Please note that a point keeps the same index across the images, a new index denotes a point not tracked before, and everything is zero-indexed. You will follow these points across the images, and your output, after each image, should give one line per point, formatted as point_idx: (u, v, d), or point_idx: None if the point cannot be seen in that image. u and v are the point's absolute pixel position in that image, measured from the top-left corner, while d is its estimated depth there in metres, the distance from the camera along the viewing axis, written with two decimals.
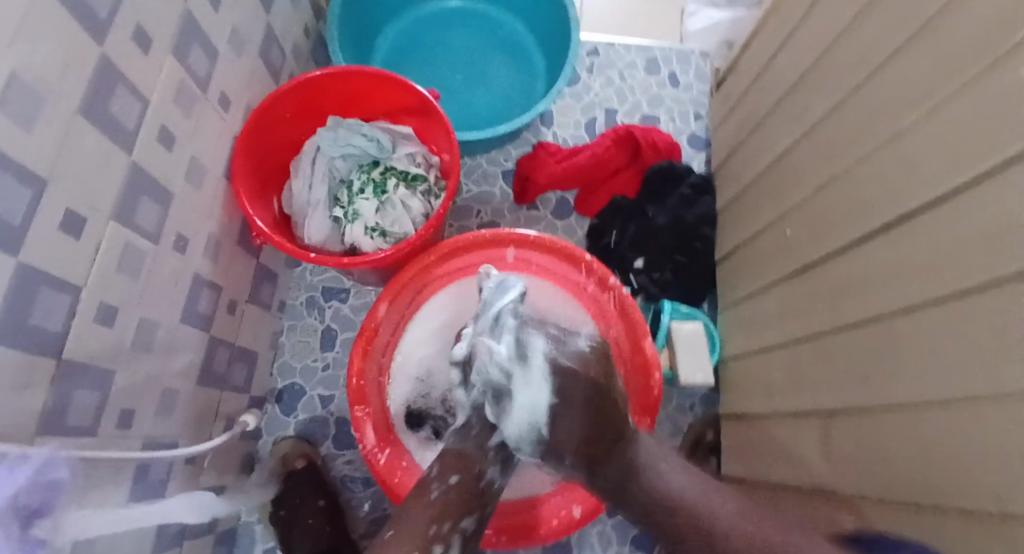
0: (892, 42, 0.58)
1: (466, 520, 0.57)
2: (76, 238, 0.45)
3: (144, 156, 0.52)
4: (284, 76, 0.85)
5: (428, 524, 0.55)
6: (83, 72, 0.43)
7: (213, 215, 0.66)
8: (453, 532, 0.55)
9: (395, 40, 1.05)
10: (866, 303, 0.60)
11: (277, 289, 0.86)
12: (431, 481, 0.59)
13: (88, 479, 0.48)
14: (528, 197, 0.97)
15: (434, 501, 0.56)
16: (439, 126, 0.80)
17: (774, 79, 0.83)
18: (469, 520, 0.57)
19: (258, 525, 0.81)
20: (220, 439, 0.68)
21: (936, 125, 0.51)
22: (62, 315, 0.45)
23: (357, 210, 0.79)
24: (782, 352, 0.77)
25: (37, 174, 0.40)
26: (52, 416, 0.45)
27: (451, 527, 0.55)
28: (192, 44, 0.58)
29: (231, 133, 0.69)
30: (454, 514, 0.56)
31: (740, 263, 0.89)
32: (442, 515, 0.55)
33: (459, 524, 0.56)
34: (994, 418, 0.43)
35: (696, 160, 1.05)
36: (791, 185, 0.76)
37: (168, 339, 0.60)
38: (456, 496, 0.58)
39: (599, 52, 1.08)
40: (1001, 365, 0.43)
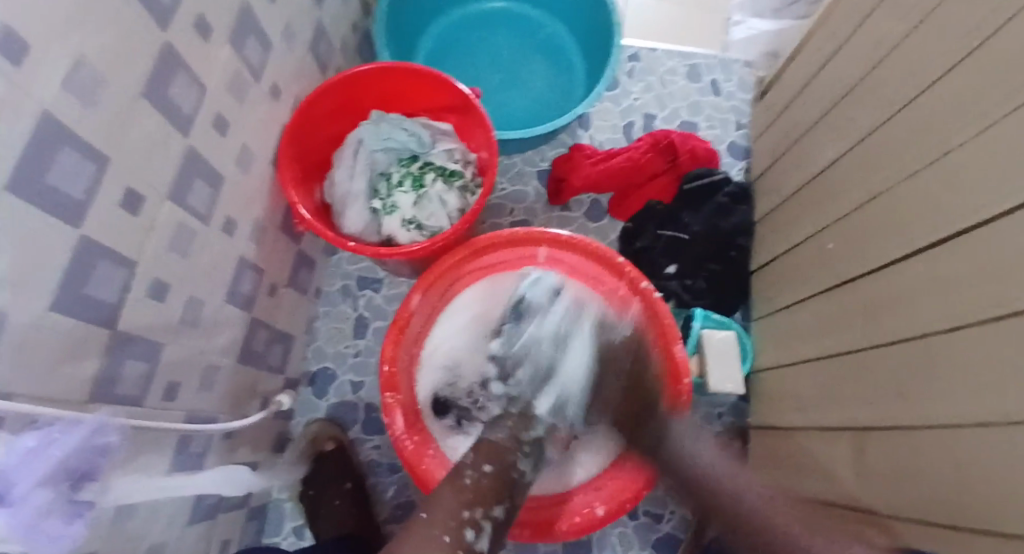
0: (945, 55, 0.57)
1: (498, 507, 0.56)
2: (133, 214, 0.47)
3: (199, 139, 0.55)
4: (331, 69, 0.87)
5: (459, 508, 0.54)
6: (147, 58, 0.46)
7: (259, 200, 0.69)
8: (484, 518, 0.55)
9: (438, 36, 1.06)
10: (906, 320, 0.59)
11: (315, 276, 0.88)
12: (465, 467, 0.59)
13: (133, 445, 0.50)
14: (563, 197, 0.97)
15: (467, 486, 0.56)
16: (479, 124, 0.81)
17: (818, 89, 0.82)
18: (501, 507, 0.57)
19: (286, 504, 0.83)
20: (255, 417, 0.70)
21: (988, 140, 0.50)
22: (117, 288, 0.47)
23: (395, 202, 0.80)
24: (815, 366, 0.76)
25: (100, 151, 0.42)
26: (102, 383, 0.47)
27: (478, 513, 0.54)
28: (248, 35, 0.60)
29: (279, 121, 0.71)
30: (487, 500, 0.56)
31: (775, 275, 0.88)
32: (477, 501, 0.55)
33: (490, 511, 0.55)
34: None
35: (735, 169, 1.04)
36: (832, 198, 0.75)
37: (212, 317, 0.62)
38: (487, 484, 0.57)
39: (640, 57, 1.08)
40: None
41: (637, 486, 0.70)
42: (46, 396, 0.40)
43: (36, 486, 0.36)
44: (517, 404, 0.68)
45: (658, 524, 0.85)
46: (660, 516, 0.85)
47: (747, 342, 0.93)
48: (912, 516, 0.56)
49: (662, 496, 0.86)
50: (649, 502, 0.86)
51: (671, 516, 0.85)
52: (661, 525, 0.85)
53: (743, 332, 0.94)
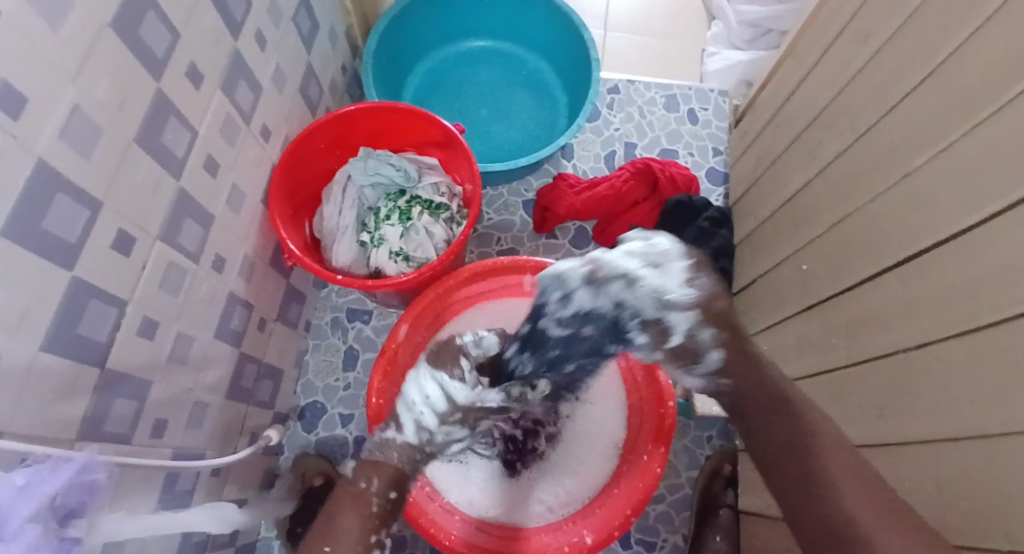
0: (904, 83, 0.60)
1: (394, 524, 0.62)
2: (125, 255, 0.49)
3: (190, 182, 0.57)
4: (320, 110, 0.90)
5: (365, 533, 0.58)
6: (138, 108, 0.48)
7: (249, 237, 0.70)
8: (384, 536, 0.60)
9: (423, 75, 1.10)
10: (882, 339, 0.60)
11: (304, 310, 0.90)
12: (370, 492, 0.60)
13: (122, 483, 0.50)
14: (548, 226, 0.99)
15: (373, 511, 0.59)
16: (463, 158, 0.84)
17: (789, 116, 0.85)
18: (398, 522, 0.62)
19: (275, 541, 0.83)
20: (244, 452, 0.70)
21: (950, 163, 0.52)
22: (108, 327, 0.48)
23: (383, 236, 0.82)
24: (798, 386, 0.77)
25: (94, 196, 0.44)
26: (92, 422, 0.48)
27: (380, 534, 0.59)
28: (238, 82, 0.63)
29: (269, 160, 0.73)
30: (389, 520, 0.61)
31: (755, 298, 0.90)
32: (379, 523, 0.59)
33: (388, 530, 0.61)
34: (1016, 455, 0.43)
35: (715, 194, 1.06)
36: (807, 221, 0.77)
37: (201, 353, 0.63)
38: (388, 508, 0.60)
39: (619, 89, 1.12)
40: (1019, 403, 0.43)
41: (626, 514, 0.68)
42: (37, 435, 0.41)
43: (25, 521, 0.37)
44: (432, 447, 0.67)
45: (651, 552, 0.85)
46: (652, 545, 0.85)
47: None
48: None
49: (653, 523, 0.86)
50: (642, 530, 0.86)
51: (663, 545, 0.85)
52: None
53: None
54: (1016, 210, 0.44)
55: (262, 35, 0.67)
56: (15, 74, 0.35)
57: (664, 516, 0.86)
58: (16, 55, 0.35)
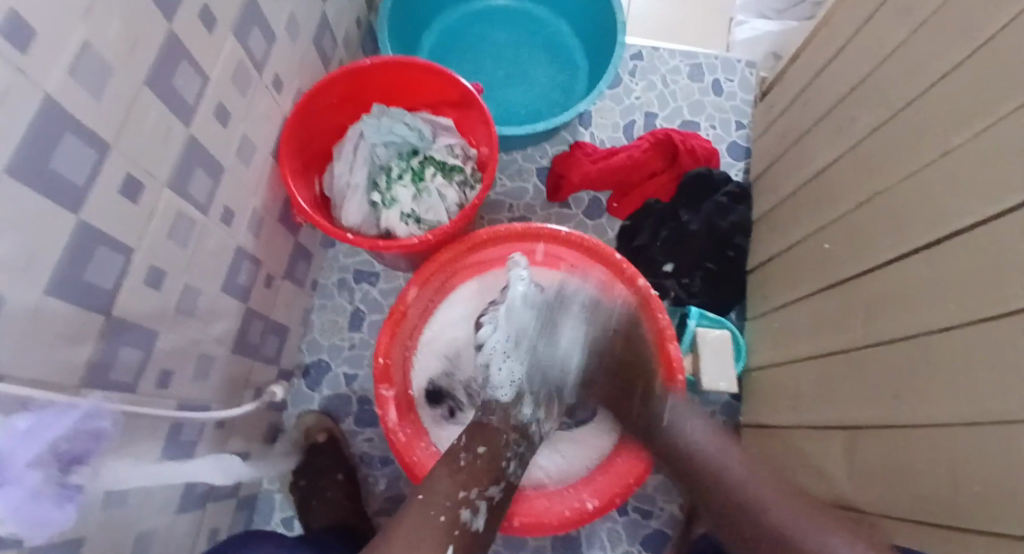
0: (948, 58, 0.57)
1: (493, 488, 0.58)
2: (134, 202, 0.48)
3: (200, 130, 0.55)
4: (334, 63, 0.87)
5: (457, 488, 0.56)
6: (150, 48, 0.46)
7: (258, 190, 0.69)
8: (480, 498, 0.56)
9: (439, 33, 1.06)
10: (902, 321, 0.59)
11: (311, 268, 0.89)
12: (459, 451, 0.61)
13: (127, 431, 0.50)
14: (562, 194, 0.97)
15: (461, 468, 0.58)
16: (479, 119, 0.81)
17: (820, 90, 0.82)
18: (497, 487, 0.59)
19: (277, 494, 0.84)
20: (250, 407, 0.71)
21: (991, 143, 0.50)
22: (115, 274, 0.47)
23: (394, 196, 0.81)
24: (809, 368, 0.76)
25: (105, 140, 0.43)
26: (98, 370, 0.47)
27: (473, 494, 0.56)
28: (252, 27, 0.60)
29: (280, 113, 0.71)
30: (482, 481, 0.58)
31: (771, 277, 0.88)
32: (472, 482, 0.57)
33: (485, 491, 0.57)
34: None
35: (734, 169, 1.04)
36: (831, 200, 0.75)
37: (208, 306, 0.62)
38: (482, 466, 0.59)
39: (642, 55, 1.08)
40: None
41: (627, 481, 0.69)
42: (45, 381, 0.41)
43: (26, 467, 0.37)
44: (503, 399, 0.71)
45: (647, 520, 0.85)
46: (648, 513, 0.86)
47: (743, 342, 0.93)
48: (899, 512, 0.57)
49: (651, 493, 0.86)
50: (639, 498, 0.86)
51: (660, 513, 0.85)
52: (649, 522, 0.85)
53: (739, 332, 0.94)
54: None
55: None
56: (32, 9, 0.33)
57: (663, 486, 0.86)
58: None
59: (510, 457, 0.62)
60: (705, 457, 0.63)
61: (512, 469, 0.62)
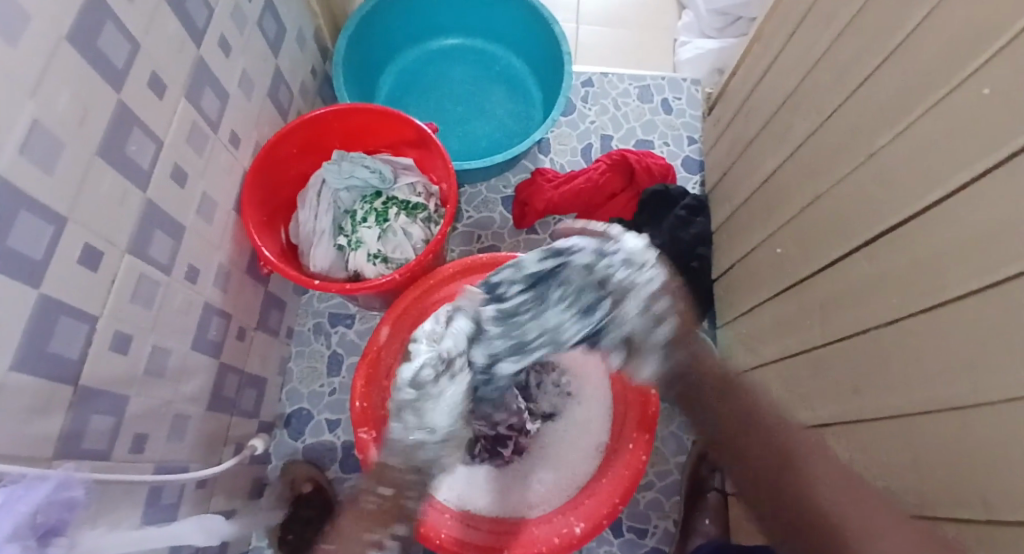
0: (866, 65, 0.61)
1: (397, 528, 0.61)
2: (95, 270, 0.48)
3: (158, 192, 0.56)
4: (291, 115, 0.89)
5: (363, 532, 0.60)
6: (101, 119, 0.47)
7: (223, 245, 0.70)
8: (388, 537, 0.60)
9: (395, 77, 1.09)
10: (856, 317, 0.61)
11: (285, 317, 0.89)
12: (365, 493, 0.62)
13: (100, 500, 0.50)
14: (527, 221, 0.99)
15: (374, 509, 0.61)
16: (437, 157, 0.83)
17: (759, 101, 0.86)
18: (402, 526, 0.61)
19: (267, 549, 0.82)
20: (230, 462, 0.70)
21: (913, 141, 0.53)
22: (80, 343, 0.47)
23: (360, 238, 0.82)
24: (777, 367, 0.78)
25: (61, 213, 0.44)
26: (69, 440, 0.47)
27: (382, 534, 0.60)
28: (204, 88, 0.62)
29: (239, 168, 0.72)
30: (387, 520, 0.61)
31: (735, 283, 0.90)
32: (380, 523, 0.60)
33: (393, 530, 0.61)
34: (995, 429, 0.43)
35: (691, 182, 1.07)
36: (779, 205, 0.78)
37: (180, 365, 0.62)
38: (387, 505, 0.61)
39: (593, 82, 1.12)
40: (999, 378, 0.43)
41: (614, 501, 0.69)
42: (16, 454, 0.41)
43: (4, 539, 0.36)
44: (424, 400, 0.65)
45: (643, 539, 0.85)
46: (644, 531, 0.86)
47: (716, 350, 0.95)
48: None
49: (644, 511, 0.86)
50: (632, 517, 0.86)
51: (655, 531, 0.85)
52: (646, 540, 0.85)
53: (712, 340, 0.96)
54: (982, 178, 0.44)
55: (226, 40, 0.66)
56: None
57: (654, 503, 0.87)
58: None
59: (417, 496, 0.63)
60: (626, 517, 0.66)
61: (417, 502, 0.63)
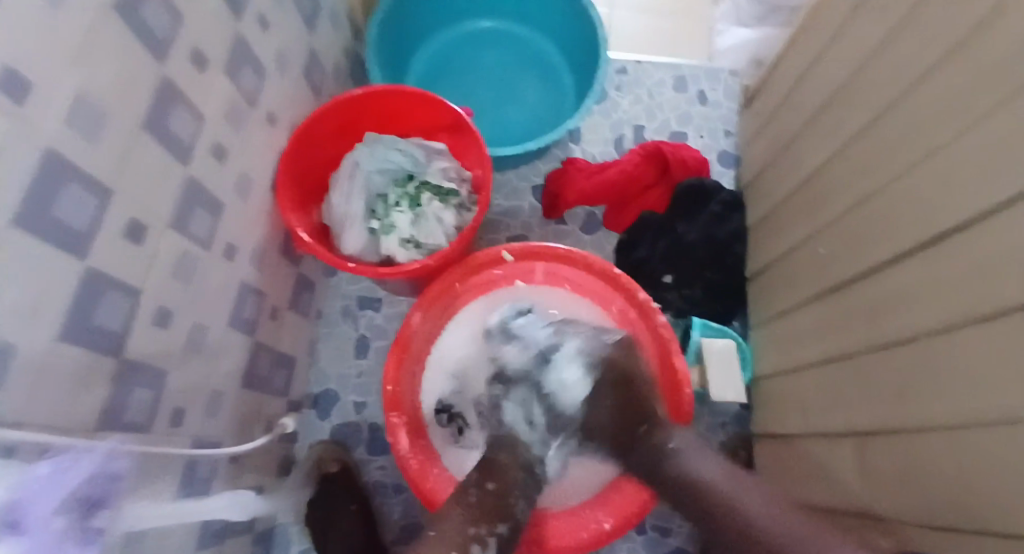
0: (925, 60, 0.59)
1: (502, 525, 0.58)
2: (137, 243, 0.48)
3: (198, 168, 0.56)
4: (324, 95, 0.89)
5: (466, 525, 0.57)
6: (144, 91, 0.47)
7: (259, 224, 0.70)
8: (490, 534, 0.57)
9: (428, 60, 1.08)
10: (902, 320, 0.60)
11: (315, 298, 0.89)
12: (470, 486, 0.61)
13: (141, 473, 0.50)
14: (558, 211, 0.98)
15: (473, 504, 0.59)
16: (471, 142, 0.83)
17: (805, 95, 0.84)
18: (505, 524, 0.59)
19: (293, 526, 0.83)
20: (260, 440, 0.71)
21: (973, 142, 0.51)
22: (123, 317, 0.47)
23: (393, 223, 0.82)
24: (815, 370, 0.76)
25: (105, 185, 0.44)
26: (111, 412, 0.48)
27: (484, 530, 0.57)
28: (241, 65, 0.62)
29: (275, 148, 0.72)
30: (491, 517, 0.58)
31: (772, 284, 0.89)
32: (481, 518, 0.58)
33: (495, 528, 0.58)
34: None
35: (726, 177, 1.05)
36: (824, 203, 0.76)
37: (216, 342, 0.62)
38: (491, 502, 0.60)
39: (627, 71, 1.10)
40: None
41: (642, 499, 0.69)
42: (60, 427, 0.41)
43: (51, 512, 0.36)
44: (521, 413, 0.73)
45: (666, 538, 0.85)
46: (667, 530, 0.85)
47: (747, 349, 0.94)
48: (919, 520, 0.56)
49: (669, 510, 0.86)
50: (657, 516, 0.86)
51: (678, 530, 0.85)
52: (669, 539, 0.85)
53: (742, 339, 0.95)
54: None
55: (264, 17, 0.65)
56: (31, 62, 0.35)
57: None
58: (30, 40, 0.35)
59: (517, 496, 0.62)
60: (716, 496, 0.59)
61: (522, 507, 0.62)
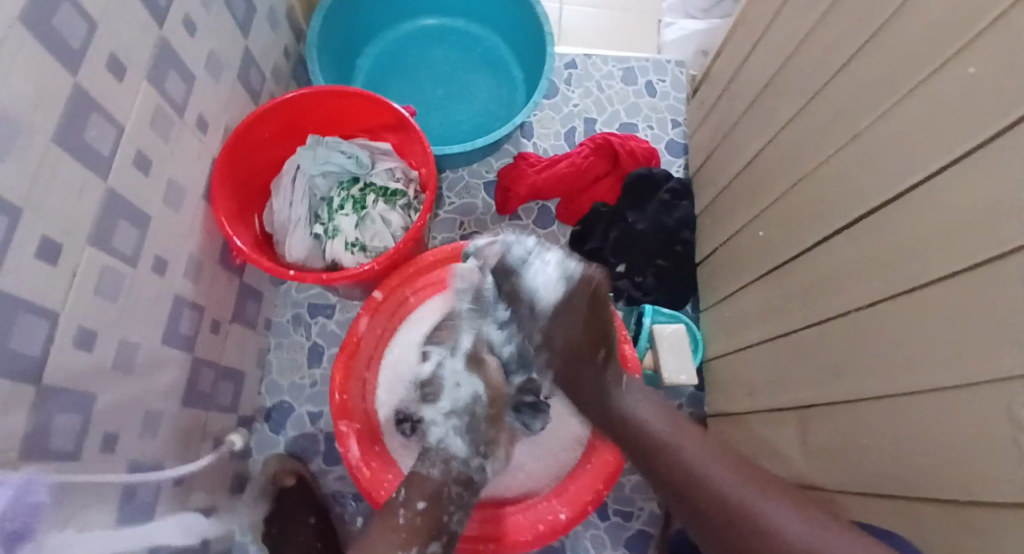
0: (850, 46, 0.60)
1: (434, 544, 0.54)
2: (53, 263, 0.46)
3: (120, 180, 0.53)
4: (264, 99, 0.86)
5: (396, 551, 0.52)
6: (57, 101, 0.45)
7: (192, 235, 0.67)
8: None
9: (373, 59, 1.06)
10: (840, 301, 0.61)
11: (262, 308, 0.87)
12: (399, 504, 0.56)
13: (70, 502, 0.48)
14: (510, 207, 0.97)
15: (401, 526, 0.54)
16: (415, 142, 0.81)
17: (744, 83, 0.85)
18: (437, 543, 0.55)
19: (251, 545, 0.81)
20: (206, 458, 0.68)
21: (894, 122, 0.52)
22: (41, 341, 0.45)
23: (337, 226, 0.80)
24: (761, 351, 0.77)
25: (15, 205, 0.41)
26: (33, 441, 0.45)
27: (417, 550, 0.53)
28: (167, 72, 0.59)
29: (208, 155, 0.70)
30: (422, 537, 0.54)
31: (716, 267, 0.90)
32: (413, 539, 0.53)
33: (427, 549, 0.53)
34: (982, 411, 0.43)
35: (676, 166, 1.06)
36: (763, 187, 0.77)
37: (150, 361, 0.60)
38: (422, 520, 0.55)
39: (576, 64, 1.10)
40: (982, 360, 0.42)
41: (597, 488, 0.70)
42: None
43: None
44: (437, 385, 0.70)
45: (628, 522, 0.86)
46: (629, 514, 0.86)
47: (700, 334, 0.95)
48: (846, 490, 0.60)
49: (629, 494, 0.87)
50: (618, 501, 0.86)
51: (640, 513, 0.86)
52: (630, 523, 0.86)
53: (695, 325, 0.96)
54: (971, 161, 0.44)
55: (191, 19, 0.63)
56: None
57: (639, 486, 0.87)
58: None
59: (453, 508, 0.58)
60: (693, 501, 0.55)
61: (455, 520, 0.57)
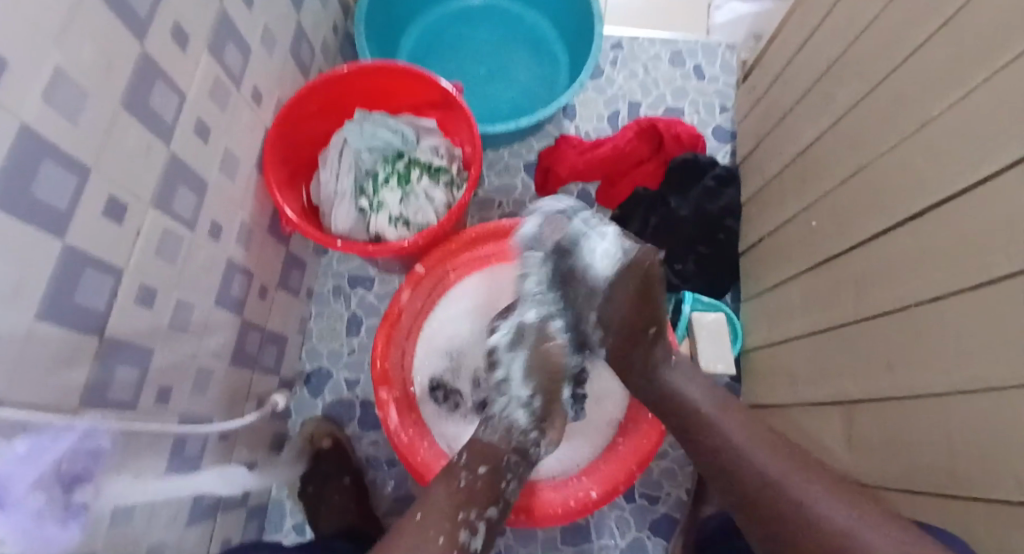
0: (918, 33, 0.57)
1: (492, 508, 0.57)
2: (118, 223, 0.48)
3: (181, 146, 0.55)
4: (313, 72, 0.88)
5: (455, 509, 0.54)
6: (125, 66, 0.46)
7: (244, 202, 0.69)
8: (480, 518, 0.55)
9: (417, 36, 1.06)
10: (893, 296, 0.59)
11: (306, 276, 0.89)
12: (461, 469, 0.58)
13: (127, 450, 0.51)
14: (549, 189, 0.98)
15: (462, 488, 0.56)
16: (461, 120, 0.82)
17: (799, 69, 0.82)
18: (497, 507, 0.57)
19: (287, 500, 0.84)
20: (249, 417, 0.71)
21: (965, 110, 0.50)
22: (106, 295, 0.47)
23: (382, 200, 0.81)
24: (805, 344, 0.76)
25: (84, 163, 0.43)
26: (95, 390, 0.47)
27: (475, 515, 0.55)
28: (226, 42, 0.61)
29: (261, 125, 0.71)
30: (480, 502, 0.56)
31: (762, 258, 0.88)
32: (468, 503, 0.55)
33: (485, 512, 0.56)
34: None
35: (721, 153, 1.04)
36: (816, 178, 0.75)
37: (202, 321, 0.62)
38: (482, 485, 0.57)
39: (622, 46, 1.08)
40: None
41: (630, 469, 0.70)
42: (43, 403, 0.41)
43: (26, 491, 0.38)
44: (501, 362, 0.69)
45: (655, 506, 0.86)
46: (656, 498, 0.86)
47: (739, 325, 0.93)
48: (891, 485, 0.58)
49: (657, 479, 0.87)
50: (646, 485, 0.87)
51: (667, 498, 0.86)
52: (657, 507, 0.86)
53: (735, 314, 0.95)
54: None
55: None
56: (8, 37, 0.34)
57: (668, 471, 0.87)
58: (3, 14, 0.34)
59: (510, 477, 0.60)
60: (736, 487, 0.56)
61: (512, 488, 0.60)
